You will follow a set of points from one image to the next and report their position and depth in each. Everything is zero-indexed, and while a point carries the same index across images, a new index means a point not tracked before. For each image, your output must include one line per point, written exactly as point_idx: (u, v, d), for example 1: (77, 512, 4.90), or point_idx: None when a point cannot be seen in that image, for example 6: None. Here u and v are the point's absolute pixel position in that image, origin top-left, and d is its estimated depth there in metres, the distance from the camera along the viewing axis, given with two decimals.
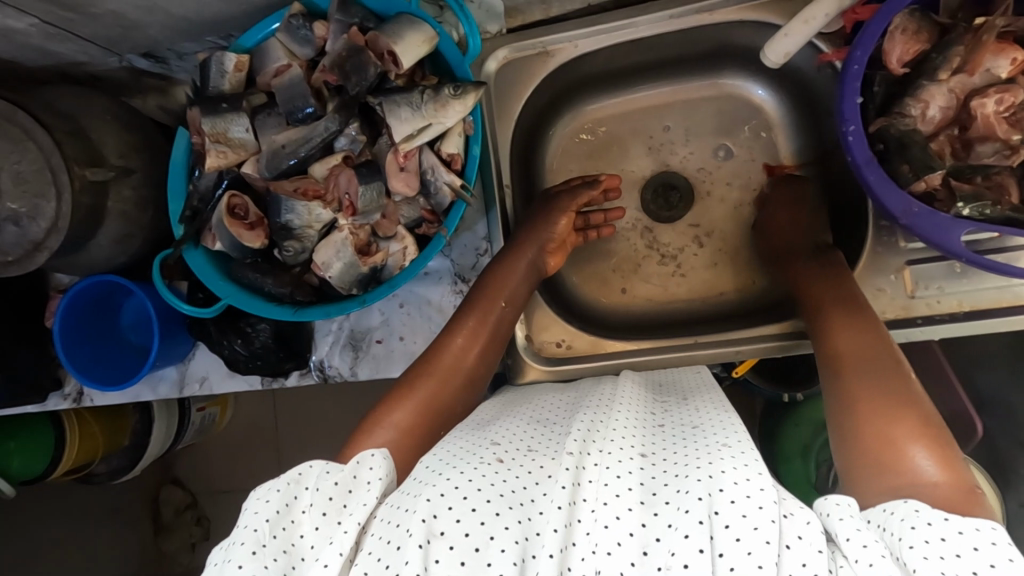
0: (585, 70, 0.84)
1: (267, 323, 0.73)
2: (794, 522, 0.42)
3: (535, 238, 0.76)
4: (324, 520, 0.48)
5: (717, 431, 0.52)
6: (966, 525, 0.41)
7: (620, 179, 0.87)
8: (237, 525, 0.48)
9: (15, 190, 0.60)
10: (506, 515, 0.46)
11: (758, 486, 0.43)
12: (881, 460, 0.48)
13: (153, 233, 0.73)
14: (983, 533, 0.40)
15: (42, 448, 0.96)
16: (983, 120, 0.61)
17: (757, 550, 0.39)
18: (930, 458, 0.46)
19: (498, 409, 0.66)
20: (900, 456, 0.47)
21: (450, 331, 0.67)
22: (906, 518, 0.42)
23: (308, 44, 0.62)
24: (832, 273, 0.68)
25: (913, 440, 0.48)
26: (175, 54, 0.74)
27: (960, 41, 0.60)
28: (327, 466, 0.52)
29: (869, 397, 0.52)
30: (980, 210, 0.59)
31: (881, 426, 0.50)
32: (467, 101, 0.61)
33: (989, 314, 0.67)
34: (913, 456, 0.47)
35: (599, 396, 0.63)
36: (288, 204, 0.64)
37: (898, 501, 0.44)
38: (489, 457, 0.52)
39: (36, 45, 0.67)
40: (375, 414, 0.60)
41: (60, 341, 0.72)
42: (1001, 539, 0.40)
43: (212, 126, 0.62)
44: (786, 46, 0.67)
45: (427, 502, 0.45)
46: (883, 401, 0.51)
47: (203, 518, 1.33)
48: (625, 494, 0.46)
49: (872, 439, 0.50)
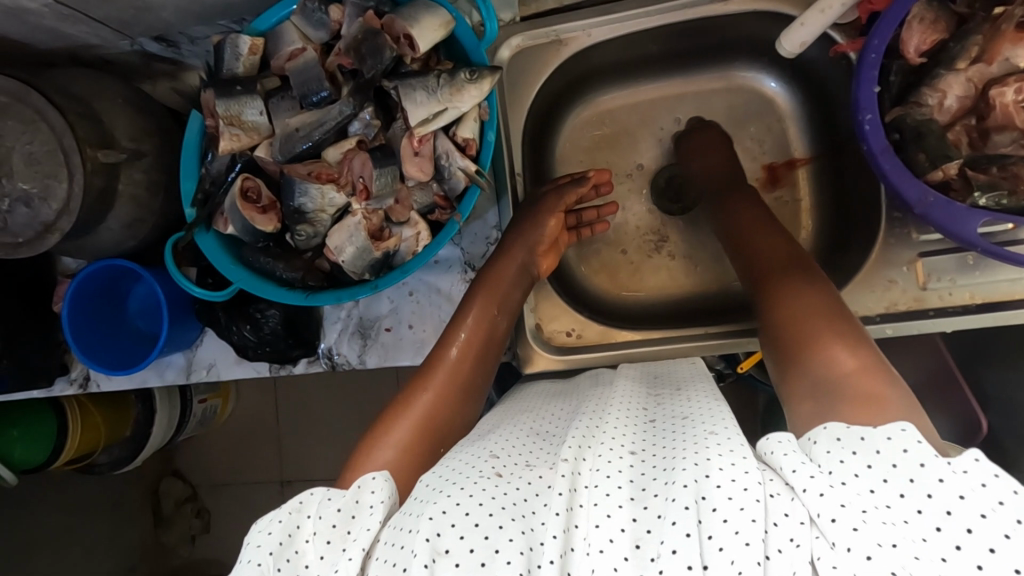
0: (598, 60, 0.84)
1: (276, 309, 0.72)
2: (779, 501, 0.42)
3: (522, 243, 0.73)
4: (329, 548, 0.48)
5: (705, 422, 0.51)
6: (878, 438, 0.44)
7: (611, 173, 0.85)
8: (240, 560, 0.49)
9: (27, 171, 0.61)
10: (510, 527, 0.44)
11: (742, 469, 0.43)
12: (806, 361, 0.53)
13: (164, 219, 0.73)
14: (894, 442, 0.43)
15: (43, 440, 0.94)
16: (1002, 110, 0.62)
17: (744, 528, 0.40)
18: (849, 354, 0.51)
19: (500, 419, 0.64)
20: (824, 355, 0.52)
21: (445, 343, 0.66)
22: (829, 451, 0.45)
23: (323, 27, 0.62)
24: (761, 216, 0.75)
25: (829, 346, 0.52)
26: (187, 39, 0.73)
27: (979, 31, 0.61)
28: (329, 493, 0.52)
29: (799, 318, 0.57)
30: (997, 200, 0.60)
31: (809, 336, 0.55)
32: (483, 86, 0.61)
33: (1001, 307, 0.67)
34: (835, 354, 0.52)
35: (593, 400, 0.61)
36: (301, 187, 0.63)
37: (819, 429, 0.47)
38: (488, 470, 0.50)
39: (49, 26, 0.66)
40: (366, 439, 0.58)
41: (67, 326, 0.71)
42: (912, 442, 0.42)
43: (226, 109, 0.62)
44: (802, 36, 0.66)
45: (430, 521, 0.44)
46: (812, 319, 0.56)
47: (203, 510, 1.33)
48: (615, 492, 0.46)
49: (799, 355, 0.54)
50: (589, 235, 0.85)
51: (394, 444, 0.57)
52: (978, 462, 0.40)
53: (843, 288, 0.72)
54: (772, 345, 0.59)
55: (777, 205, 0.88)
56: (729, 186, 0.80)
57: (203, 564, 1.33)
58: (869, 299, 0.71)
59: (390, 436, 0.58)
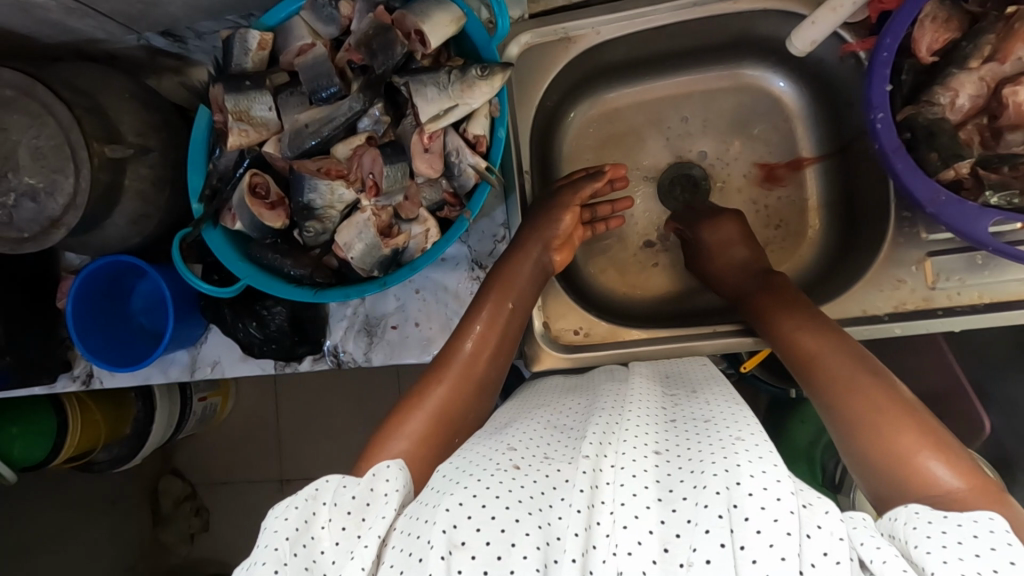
0: (607, 58, 0.84)
1: (283, 305, 0.72)
2: (813, 513, 0.42)
3: (538, 237, 0.72)
4: (344, 535, 0.48)
5: (729, 426, 0.51)
6: (963, 518, 0.42)
7: (625, 168, 0.84)
8: (257, 545, 0.48)
9: (34, 165, 0.61)
10: (527, 521, 0.44)
11: (774, 478, 0.42)
12: (893, 473, 0.49)
13: (169, 214, 0.72)
14: (981, 523, 0.42)
15: (41, 437, 0.94)
16: (1015, 108, 0.62)
17: (778, 542, 0.39)
18: (942, 462, 0.47)
19: (516, 412, 0.64)
20: (914, 469, 0.48)
21: (457, 340, 0.65)
22: (909, 522, 0.44)
23: (332, 22, 0.61)
24: (775, 283, 0.72)
25: (919, 452, 0.48)
26: (194, 34, 0.73)
27: (992, 30, 0.62)
28: (344, 480, 0.51)
29: (872, 409, 0.52)
30: (1009, 199, 0.60)
31: (884, 441, 0.50)
32: (494, 83, 0.60)
33: (1009, 306, 0.67)
34: (929, 466, 0.47)
35: (610, 396, 0.61)
36: (311, 183, 0.63)
37: (900, 509, 0.45)
38: (506, 463, 0.50)
39: (55, 20, 0.66)
40: (384, 430, 0.58)
41: (71, 320, 0.71)
42: (1001, 528, 0.41)
43: (235, 104, 0.61)
44: (812, 35, 0.67)
45: (446, 513, 0.44)
46: (886, 410, 0.51)
47: (202, 509, 1.32)
48: (642, 493, 0.45)
49: (883, 456, 0.50)
50: (603, 230, 0.85)
51: (403, 443, 0.57)
52: None
53: (850, 287, 0.72)
54: (836, 428, 0.54)
55: (784, 205, 0.88)
56: (761, 277, 0.75)
57: (201, 564, 1.33)
58: (877, 298, 0.71)
59: (400, 433, 0.58)
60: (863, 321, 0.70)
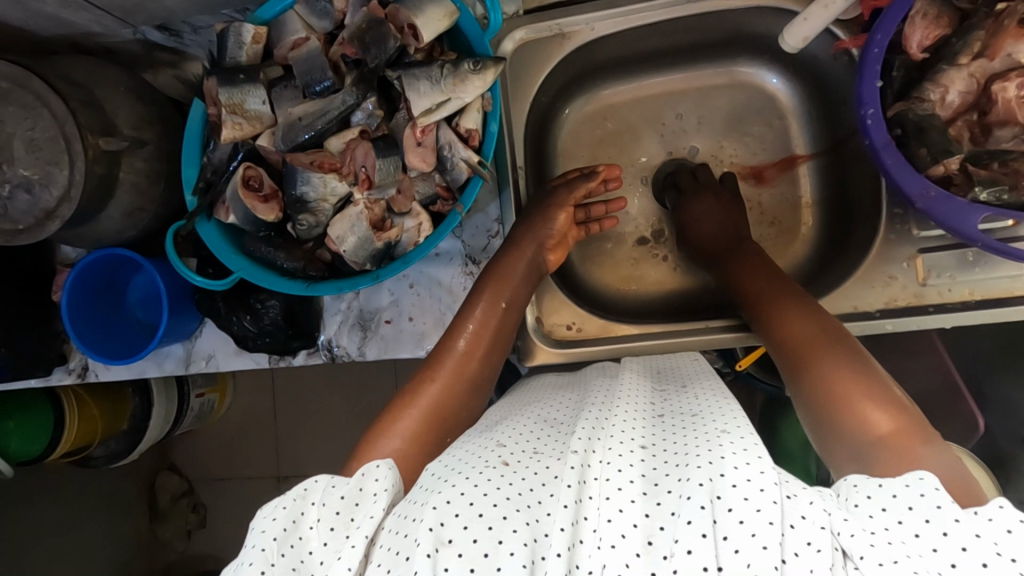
0: (602, 54, 0.84)
1: (276, 299, 0.72)
2: (797, 502, 0.42)
3: (532, 236, 0.73)
4: (332, 535, 0.49)
5: (716, 418, 0.51)
6: (896, 485, 0.43)
7: (620, 168, 0.84)
8: (244, 546, 0.48)
9: (28, 157, 0.61)
10: (515, 517, 0.45)
11: (758, 469, 0.43)
12: (836, 420, 0.51)
13: (165, 207, 0.72)
14: (911, 490, 0.43)
15: (38, 430, 0.93)
16: (1004, 104, 0.63)
17: (760, 531, 0.40)
18: (877, 409, 0.50)
19: (507, 410, 0.64)
20: (852, 415, 0.51)
21: (452, 335, 0.66)
22: (849, 496, 0.45)
23: (326, 16, 0.62)
24: (764, 268, 0.72)
25: (859, 400, 0.51)
26: (190, 28, 0.73)
27: (982, 26, 0.61)
28: (333, 480, 0.52)
29: (818, 359, 0.56)
30: (997, 195, 0.61)
31: (823, 386, 0.54)
32: (486, 77, 0.61)
33: (998, 304, 0.67)
34: (862, 409, 0.50)
35: (601, 390, 0.61)
36: (303, 176, 0.63)
37: (842, 481, 0.47)
38: (495, 460, 0.50)
39: (51, 12, 0.66)
40: (376, 425, 0.59)
41: (66, 311, 0.71)
42: (930, 488, 0.42)
43: (228, 97, 0.61)
44: (805, 31, 0.67)
45: (433, 511, 0.44)
46: (828, 359, 0.55)
47: (199, 505, 1.33)
48: (628, 487, 0.46)
49: (828, 406, 0.53)
50: (596, 231, 0.84)
51: (396, 436, 0.57)
52: (1001, 508, 0.40)
53: (843, 283, 0.72)
54: (790, 380, 0.58)
55: (778, 202, 0.88)
56: (730, 246, 0.79)
57: (198, 560, 1.33)
58: (870, 295, 0.71)
59: (395, 427, 0.58)
60: (854, 318, 0.70)
